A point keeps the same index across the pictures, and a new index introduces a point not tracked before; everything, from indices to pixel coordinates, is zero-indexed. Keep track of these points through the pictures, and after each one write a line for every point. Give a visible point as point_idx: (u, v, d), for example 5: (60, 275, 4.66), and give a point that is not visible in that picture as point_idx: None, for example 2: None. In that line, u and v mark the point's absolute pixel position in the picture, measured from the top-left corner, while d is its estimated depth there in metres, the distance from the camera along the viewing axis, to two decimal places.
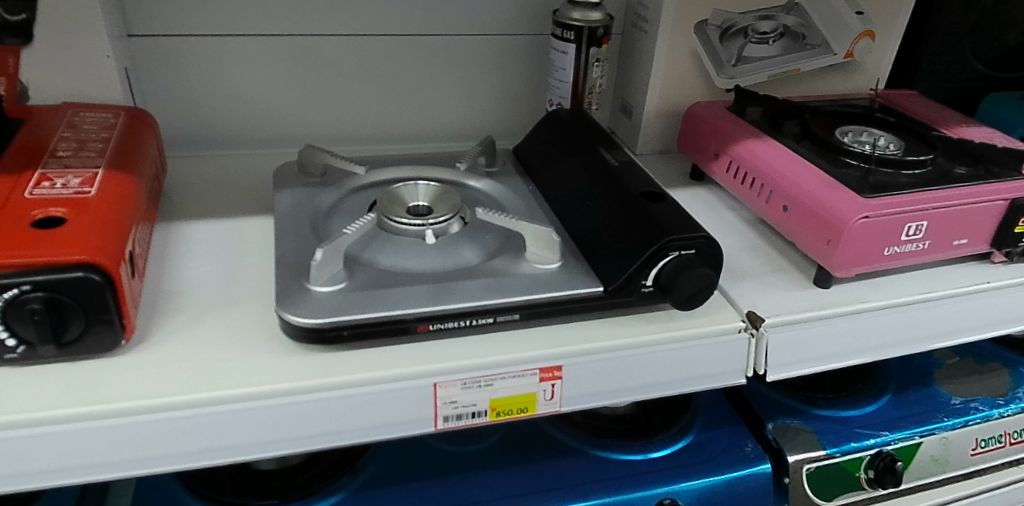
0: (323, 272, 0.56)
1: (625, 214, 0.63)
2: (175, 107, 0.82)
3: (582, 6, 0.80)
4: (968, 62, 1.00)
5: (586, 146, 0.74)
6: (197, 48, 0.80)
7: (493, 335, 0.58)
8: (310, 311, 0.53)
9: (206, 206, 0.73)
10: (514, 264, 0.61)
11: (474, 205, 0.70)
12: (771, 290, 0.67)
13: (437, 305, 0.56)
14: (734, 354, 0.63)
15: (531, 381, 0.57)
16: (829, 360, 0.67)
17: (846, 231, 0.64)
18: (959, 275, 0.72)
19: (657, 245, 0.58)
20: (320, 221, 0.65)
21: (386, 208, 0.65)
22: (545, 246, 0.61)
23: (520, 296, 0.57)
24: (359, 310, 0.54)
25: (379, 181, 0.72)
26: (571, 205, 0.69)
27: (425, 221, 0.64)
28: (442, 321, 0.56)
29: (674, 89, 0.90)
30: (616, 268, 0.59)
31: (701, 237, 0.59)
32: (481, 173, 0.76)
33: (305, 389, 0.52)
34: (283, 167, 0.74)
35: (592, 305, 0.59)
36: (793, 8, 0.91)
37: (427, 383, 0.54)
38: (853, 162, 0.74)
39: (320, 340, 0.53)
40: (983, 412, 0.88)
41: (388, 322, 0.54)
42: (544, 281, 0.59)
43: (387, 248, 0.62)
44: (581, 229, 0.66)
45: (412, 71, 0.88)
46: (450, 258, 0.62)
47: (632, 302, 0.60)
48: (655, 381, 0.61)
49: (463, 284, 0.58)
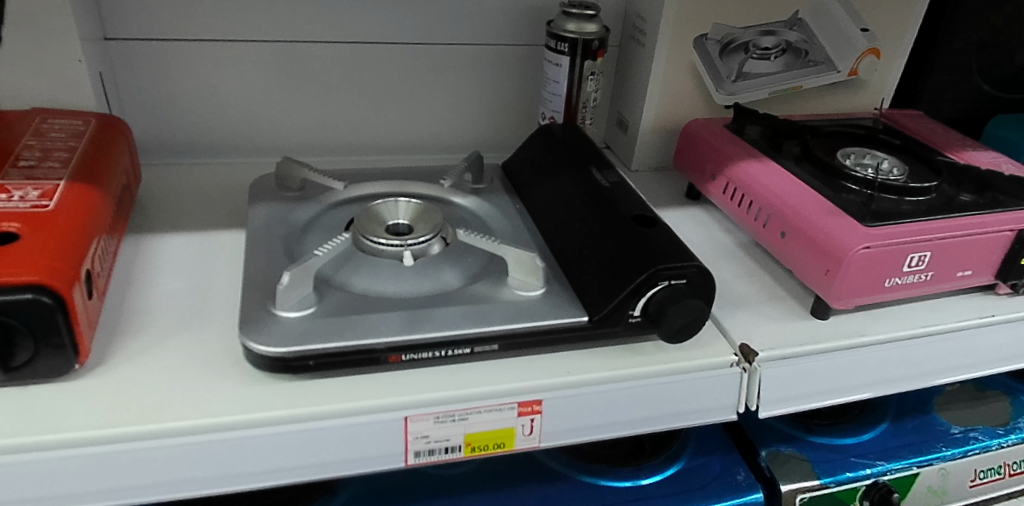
0: (290, 297, 0.53)
1: (613, 239, 0.60)
2: (154, 113, 0.80)
3: (577, 17, 0.77)
4: (975, 82, 0.97)
5: (577, 164, 0.71)
6: (177, 52, 0.77)
7: (471, 365, 0.55)
8: (275, 339, 0.51)
9: (180, 218, 0.70)
10: (496, 290, 0.58)
11: (458, 224, 0.67)
12: (765, 320, 0.64)
13: (411, 334, 0.53)
14: (724, 389, 0.60)
15: (509, 416, 0.54)
16: (825, 395, 0.64)
17: (846, 262, 0.61)
18: (962, 307, 0.69)
19: (646, 273, 0.55)
20: (293, 239, 0.62)
21: (363, 227, 0.62)
22: (529, 271, 0.59)
23: (499, 325, 0.55)
24: (326, 339, 0.51)
25: (359, 196, 0.69)
26: (559, 226, 0.66)
27: (402, 242, 0.60)
28: (415, 352, 0.53)
29: (671, 105, 0.87)
30: (602, 296, 0.56)
31: (693, 266, 0.56)
32: (467, 190, 0.74)
33: (271, 421, 0.49)
34: (261, 179, 0.71)
35: (575, 335, 0.56)
36: (798, 24, 0.88)
37: (398, 417, 0.52)
38: (854, 187, 0.71)
39: (286, 369, 0.51)
40: (982, 442, 0.85)
41: (358, 352, 0.52)
42: (526, 309, 0.56)
43: (362, 271, 0.59)
44: (567, 252, 0.63)
45: (401, 80, 0.85)
46: (429, 282, 0.59)
47: (618, 332, 0.57)
48: (641, 417, 0.58)
49: (440, 311, 0.55)
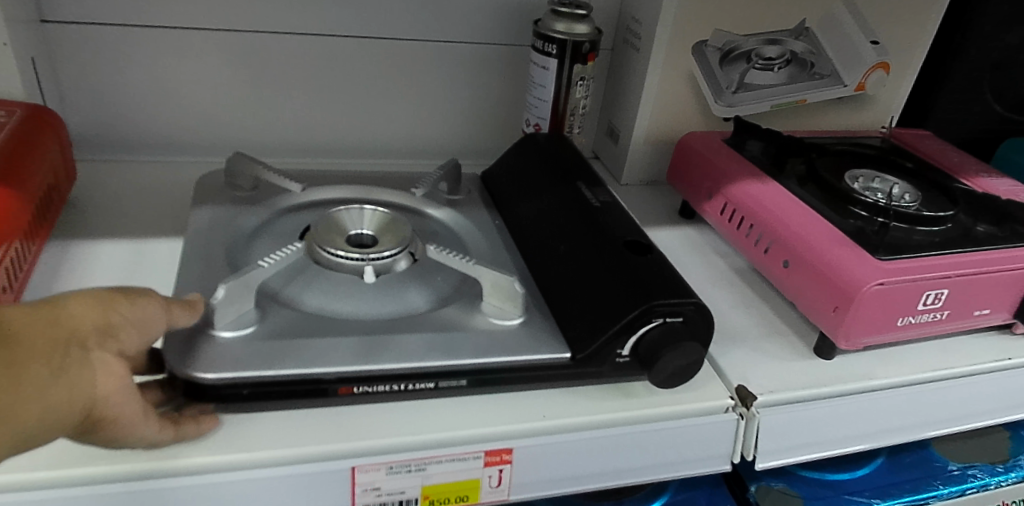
0: (229, 312, 0.47)
1: (604, 266, 0.53)
2: (99, 106, 0.73)
3: (567, 17, 0.71)
4: (986, 102, 0.91)
5: (564, 178, 0.65)
6: (125, 40, 0.70)
7: (435, 401, 0.49)
8: (214, 363, 0.44)
9: (116, 223, 0.63)
10: (467, 316, 0.52)
11: (430, 238, 0.61)
12: (766, 358, 0.58)
13: (365, 365, 0.46)
14: (719, 438, 0.53)
15: (475, 466, 0.47)
16: (830, 445, 0.58)
17: (857, 299, 0.55)
18: (977, 349, 0.63)
19: (641, 309, 0.49)
20: (237, 251, 0.55)
21: (320, 237, 0.55)
22: (506, 297, 0.52)
23: (471, 359, 0.48)
24: (266, 365, 0.45)
25: (318, 201, 0.63)
26: (543, 247, 0.59)
27: (364, 255, 0.53)
28: (371, 384, 0.46)
29: (666, 116, 0.81)
30: (587, 333, 0.50)
31: (692, 303, 0.50)
32: (442, 201, 0.67)
33: (198, 470, 0.42)
34: (210, 175, 0.66)
35: (556, 374, 0.50)
36: (804, 33, 0.81)
37: (344, 467, 0.44)
38: (862, 213, 0.65)
39: (219, 401, 0.44)
40: (981, 481, 0.72)
41: (303, 382, 0.45)
42: (502, 343, 0.50)
43: (316, 286, 0.53)
44: (551, 277, 0.56)
45: (374, 78, 0.79)
46: (391, 303, 0.52)
47: (603, 373, 0.51)
48: (625, 468, 0.51)
49: (400, 338, 0.48)
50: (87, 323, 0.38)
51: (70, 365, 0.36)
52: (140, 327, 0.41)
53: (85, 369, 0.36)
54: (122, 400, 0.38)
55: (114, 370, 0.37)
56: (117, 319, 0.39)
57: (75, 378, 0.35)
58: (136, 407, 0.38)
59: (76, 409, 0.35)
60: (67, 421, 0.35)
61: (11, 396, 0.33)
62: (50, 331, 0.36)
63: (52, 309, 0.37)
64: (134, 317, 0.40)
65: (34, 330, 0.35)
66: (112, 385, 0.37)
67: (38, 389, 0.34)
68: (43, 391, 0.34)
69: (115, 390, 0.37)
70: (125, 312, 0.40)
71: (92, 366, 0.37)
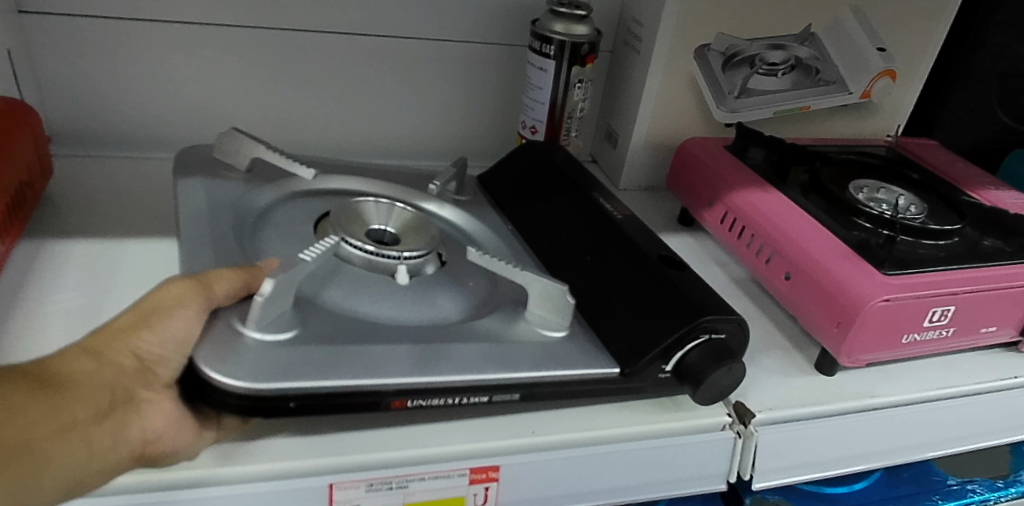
0: (269, 312, 0.43)
1: (638, 281, 0.52)
2: (80, 100, 0.71)
3: (566, 17, 0.68)
4: (994, 112, 0.89)
5: (576, 186, 0.63)
6: (106, 32, 0.68)
7: (473, 423, 0.47)
8: (226, 364, 0.39)
9: (94, 220, 0.61)
10: (509, 325, 0.49)
11: (454, 243, 0.59)
12: (764, 374, 0.56)
13: (425, 376, 0.43)
14: (714, 457, 0.51)
15: (459, 484, 0.45)
16: (830, 465, 0.55)
17: (861, 316, 0.53)
18: (983, 366, 0.61)
19: (689, 325, 0.47)
20: (228, 227, 0.52)
21: (345, 230, 0.53)
22: (554, 308, 0.49)
23: (527, 372, 0.45)
24: (321, 375, 0.41)
25: (326, 190, 0.62)
26: (563, 257, 0.58)
27: (398, 255, 0.52)
28: (424, 398, 0.43)
29: (666, 120, 0.79)
30: (631, 349, 0.48)
31: (734, 319, 0.49)
32: (450, 200, 0.65)
33: (167, 486, 0.40)
34: (191, 151, 0.62)
35: (610, 389, 0.48)
36: (809, 38, 0.79)
37: (323, 482, 0.42)
38: (866, 225, 0.63)
39: (257, 411, 0.39)
40: (982, 497, 0.61)
41: (357, 394, 0.41)
42: (551, 354, 0.47)
43: (349, 286, 0.49)
44: (578, 288, 0.55)
45: (366, 76, 0.77)
46: (425, 309, 0.49)
47: (645, 388, 0.49)
48: (617, 486, 0.49)
49: (454, 348, 0.45)
50: (126, 366, 0.38)
51: (119, 411, 0.37)
52: (178, 347, 0.40)
53: (135, 410, 0.38)
54: (177, 429, 0.39)
55: (162, 408, 0.39)
56: (154, 352, 0.39)
57: (125, 423, 0.37)
58: (190, 430, 0.40)
59: (127, 449, 0.37)
60: (124, 460, 0.37)
61: (76, 448, 0.34)
62: (100, 377, 0.37)
63: (96, 356, 0.38)
64: (169, 339, 0.39)
65: (87, 380, 0.36)
66: (164, 419, 0.39)
67: (94, 437, 0.35)
68: (94, 444, 0.35)
69: (166, 425, 0.39)
70: (157, 339, 0.39)
71: (139, 405, 0.38)
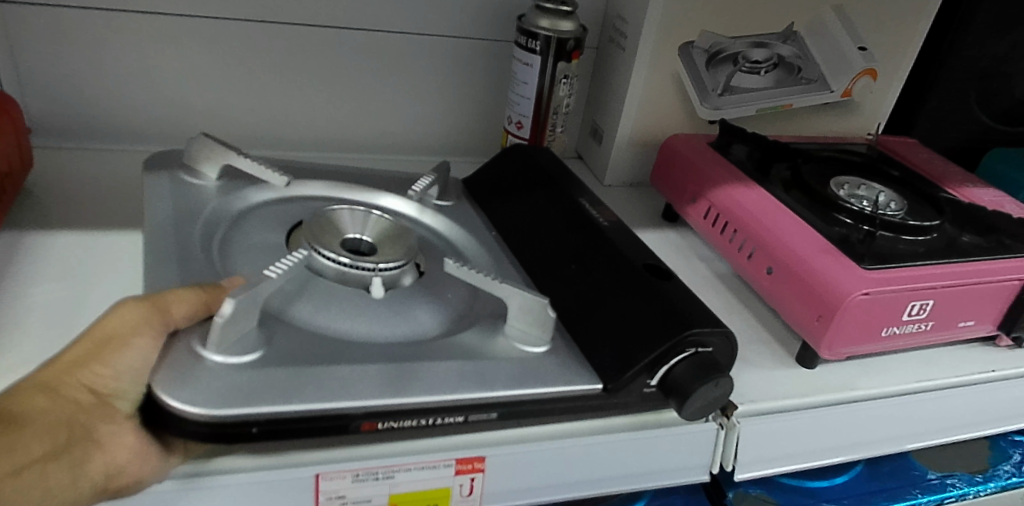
0: (229, 334, 0.42)
1: (624, 290, 0.53)
2: (61, 92, 0.70)
3: (552, 13, 0.69)
4: (972, 112, 0.91)
5: (564, 193, 0.64)
6: (88, 22, 0.68)
7: (443, 447, 0.45)
8: (183, 389, 0.39)
9: (77, 213, 0.60)
10: (488, 340, 0.49)
11: (434, 253, 0.59)
12: (747, 367, 0.56)
13: (393, 399, 0.42)
14: (698, 447, 0.52)
15: (444, 474, 0.45)
16: (811, 456, 0.56)
17: (840, 310, 0.54)
18: (961, 360, 0.62)
19: (672, 340, 0.48)
20: None
21: (318, 240, 0.53)
22: (534, 321, 0.49)
23: (502, 391, 0.45)
24: (281, 398, 0.40)
25: (303, 195, 0.62)
26: (551, 265, 0.58)
27: (373, 266, 0.52)
28: (395, 420, 0.43)
29: (650, 117, 0.80)
30: (614, 360, 0.48)
31: (720, 332, 0.49)
32: (432, 205, 0.65)
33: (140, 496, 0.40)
34: (162, 156, 0.62)
35: (589, 405, 0.48)
36: (791, 37, 0.81)
37: (308, 473, 0.42)
38: (847, 221, 0.64)
39: (218, 438, 0.39)
40: (960, 491, 0.63)
41: (325, 418, 0.41)
42: (529, 369, 0.47)
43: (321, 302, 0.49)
44: (564, 297, 0.55)
45: (352, 71, 0.77)
46: (401, 324, 0.49)
47: (629, 403, 0.49)
48: (601, 476, 0.50)
49: (429, 367, 0.45)
50: (80, 400, 0.38)
51: (75, 446, 0.37)
52: (134, 377, 0.40)
53: (93, 444, 0.37)
54: (140, 458, 0.38)
55: (125, 440, 0.38)
56: (109, 383, 0.39)
57: (82, 457, 0.37)
58: (154, 459, 0.39)
59: (86, 484, 0.36)
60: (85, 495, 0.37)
61: (27, 485, 0.34)
62: (51, 413, 0.37)
63: (49, 391, 0.38)
64: (124, 369, 0.39)
65: (36, 417, 0.36)
66: (125, 452, 0.38)
67: (46, 474, 0.35)
68: (50, 481, 0.35)
69: (129, 457, 0.38)
70: (111, 370, 0.39)
71: (99, 439, 0.38)
